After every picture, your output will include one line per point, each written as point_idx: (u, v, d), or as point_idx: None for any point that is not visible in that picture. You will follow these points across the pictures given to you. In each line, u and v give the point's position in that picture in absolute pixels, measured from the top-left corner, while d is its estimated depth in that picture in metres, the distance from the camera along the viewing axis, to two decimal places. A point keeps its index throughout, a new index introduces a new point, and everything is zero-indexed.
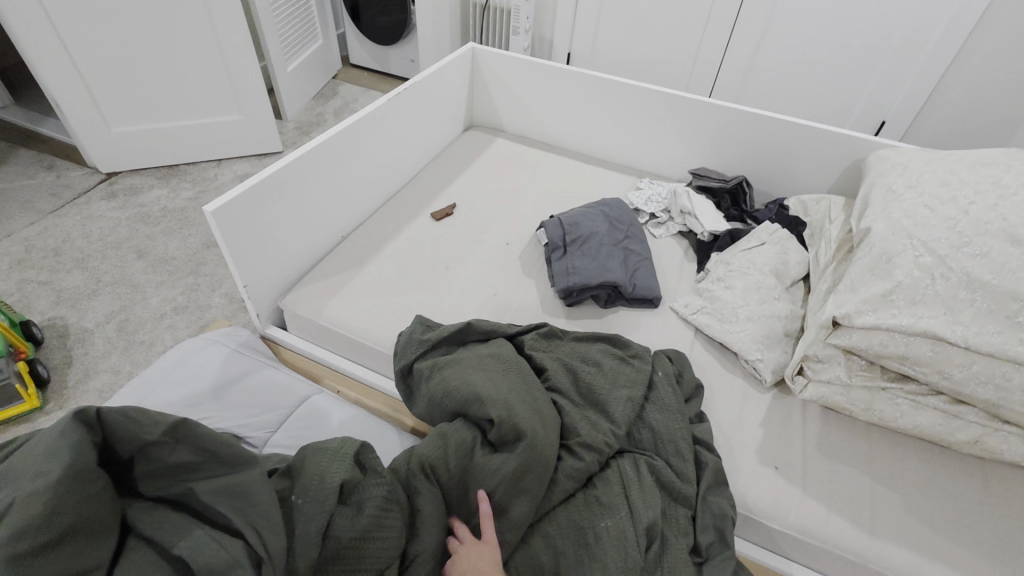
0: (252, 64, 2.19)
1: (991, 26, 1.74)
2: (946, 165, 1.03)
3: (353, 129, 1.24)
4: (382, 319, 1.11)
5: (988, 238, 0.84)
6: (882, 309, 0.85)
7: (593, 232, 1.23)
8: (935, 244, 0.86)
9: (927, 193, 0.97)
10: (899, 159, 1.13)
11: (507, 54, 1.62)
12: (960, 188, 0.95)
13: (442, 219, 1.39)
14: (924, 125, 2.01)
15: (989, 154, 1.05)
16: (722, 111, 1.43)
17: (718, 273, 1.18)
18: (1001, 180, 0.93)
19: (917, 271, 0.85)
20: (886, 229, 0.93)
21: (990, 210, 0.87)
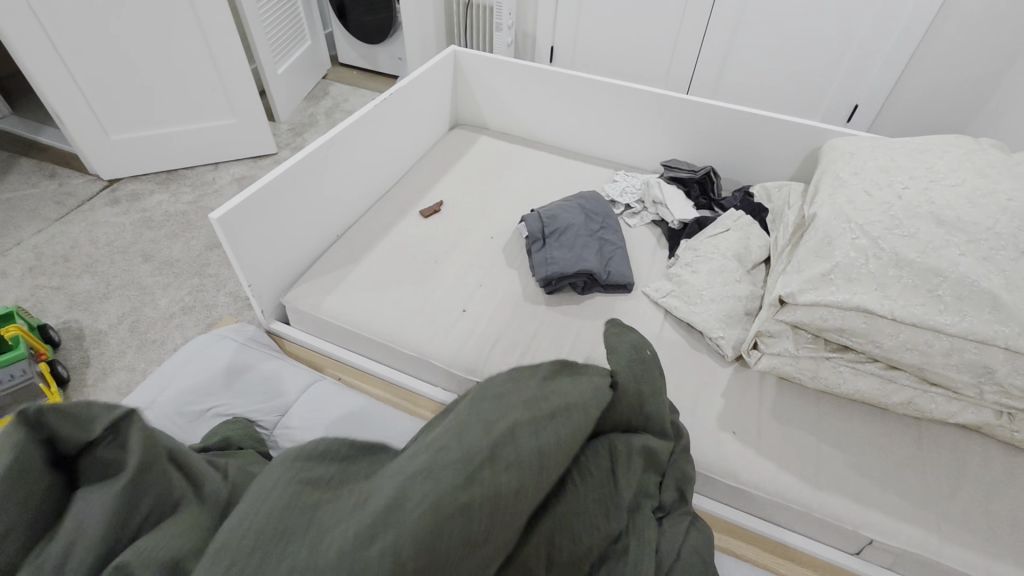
0: (243, 68, 2.26)
1: (951, 15, 1.81)
2: (888, 153, 1.13)
3: (344, 136, 1.33)
4: (376, 311, 1.21)
5: (915, 222, 0.94)
6: (822, 287, 0.95)
7: (569, 224, 1.32)
8: (869, 228, 0.96)
9: (867, 180, 1.07)
10: (849, 147, 1.22)
11: (487, 56, 1.70)
12: (896, 175, 1.04)
13: (430, 216, 1.48)
14: (893, 111, 2.09)
15: (927, 142, 1.15)
16: (691, 105, 1.51)
17: (686, 259, 1.28)
18: (933, 168, 1.03)
19: (853, 253, 0.95)
20: (829, 214, 1.03)
21: (919, 195, 0.98)
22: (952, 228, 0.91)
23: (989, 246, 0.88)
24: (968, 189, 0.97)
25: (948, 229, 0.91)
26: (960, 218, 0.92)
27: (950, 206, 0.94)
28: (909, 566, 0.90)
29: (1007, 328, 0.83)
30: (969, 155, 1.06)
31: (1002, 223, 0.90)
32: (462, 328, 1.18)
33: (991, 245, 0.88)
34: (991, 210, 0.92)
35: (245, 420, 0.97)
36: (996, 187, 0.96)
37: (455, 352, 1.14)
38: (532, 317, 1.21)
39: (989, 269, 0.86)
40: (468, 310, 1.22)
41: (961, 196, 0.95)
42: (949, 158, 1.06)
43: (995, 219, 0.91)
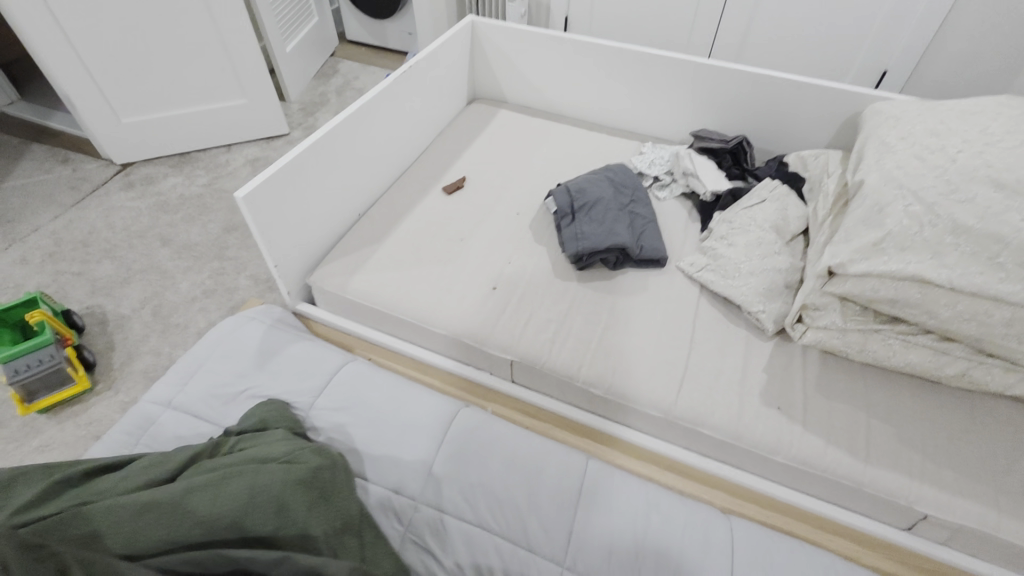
0: (253, 47, 2.20)
1: None
2: (938, 115, 1.08)
3: (363, 112, 1.29)
4: (405, 290, 1.18)
5: (973, 185, 0.89)
6: (874, 257, 0.91)
7: (600, 198, 1.28)
8: (923, 193, 0.92)
9: (917, 144, 1.02)
10: (893, 111, 1.17)
11: (506, 26, 1.63)
12: (948, 138, 1.00)
13: (453, 192, 1.44)
14: (927, 74, 2.02)
15: (978, 103, 1.09)
16: (722, 71, 1.45)
17: (721, 232, 1.25)
18: (990, 131, 0.98)
19: (907, 220, 0.90)
20: (877, 180, 0.99)
21: (976, 158, 0.93)
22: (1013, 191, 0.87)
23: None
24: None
25: (1009, 192, 0.87)
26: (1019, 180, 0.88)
27: (1010, 170, 0.90)
28: (963, 540, 0.88)
29: None
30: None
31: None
32: (493, 307, 1.16)
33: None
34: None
35: (279, 402, 0.95)
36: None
37: (487, 331, 1.11)
38: (563, 294, 1.19)
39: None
40: (498, 287, 1.20)
41: (1020, 158, 0.91)
42: (1004, 119, 1.01)
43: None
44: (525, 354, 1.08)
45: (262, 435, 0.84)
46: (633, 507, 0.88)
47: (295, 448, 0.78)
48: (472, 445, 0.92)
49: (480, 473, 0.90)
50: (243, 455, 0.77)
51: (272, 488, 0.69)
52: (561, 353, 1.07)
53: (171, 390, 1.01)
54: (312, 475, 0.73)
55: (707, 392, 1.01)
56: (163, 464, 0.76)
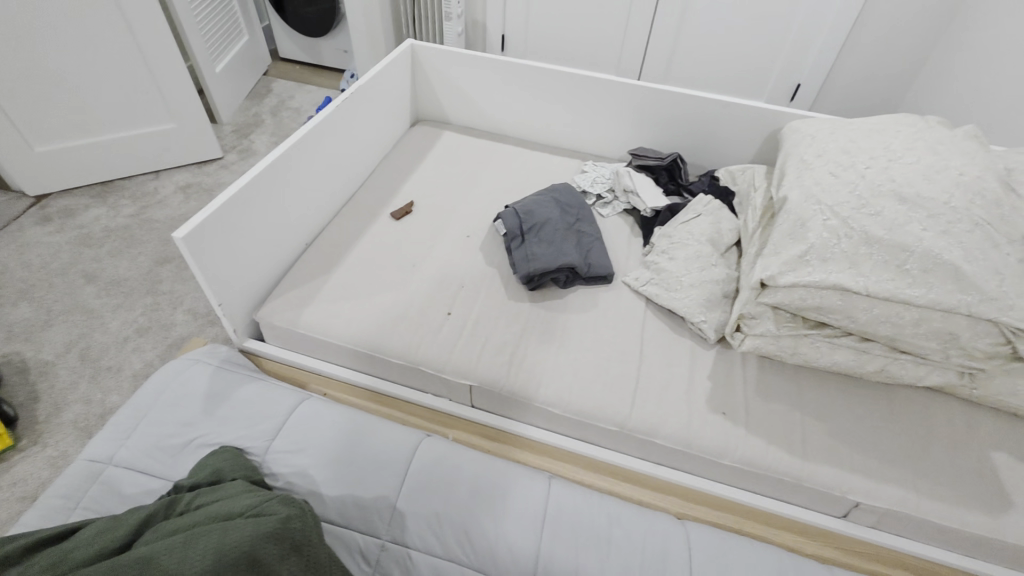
0: (179, 69, 2.11)
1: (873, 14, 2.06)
2: (847, 133, 1.19)
3: (303, 142, 1.27)
4: (358, 321, 1.17)
5: (881, 200, 1.00)
6: (800, 268, 0.98)
7: (548, 218, 1.31)
8: (838, 208, 1.01)
9: (830, 162, 1.11)
10: (808, 130, 1.28)
11: (446, 49, 1.65)
12: (857, 156, 1.10)
13: (402, 217, 1.44)
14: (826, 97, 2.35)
15: (878, 122, 1.21)
16: (654, 93, 1.53)
17: (662, 247, 1.32)
18: (890, 148, 1.10)
19: (826, 233, 0.99)
20: (799, 196, 1.07)
21: (881, 174, 1.03)
22: (914, 204, 0.98)
23: (947, 219, 0.95)
24: (923, 167, 1.03)
25: (910, 205, 0.98)
26: (918, 193, 0.99)
27: (909, 185, 1.00)
28: (891, 523, 0.97)
29: (969, 296, 0.89)
30: (919, 134, 1.13)
31: (955, 199, 0.97)
32: (449, 333, 1.16)
33: (947, 218, 0.95)
34: (944, 185, 0.99)
35: (233, 449, 0.91)
36: (945, 163, 1.03)
37: (443, 358, 1.11)
38: (517, 315, 1.21)
39: (946, 241, 0.93)
40: (453, 313, 1.20)
41: (917, 174, 1.02)
42: (900, 138, 1.12)
43: (949, 194, 0.98)
44: (483, 379, 1.09)
45: (222, 489, 0.80)
46: (596, 523, 0.91)
47: (261, 499, 0.75)
48: (436, 477, 0.92)
49: (444, 505, 0.90)
50: (205, 513, 0.73)
51: (240, 543, 0.66)
52: (519, 376, 1.09)
53: (110, 445, 0.95)
54: (282, 526, 0.71)
55: (659, 402, 1.06)
56: (119, 529, 0.72)
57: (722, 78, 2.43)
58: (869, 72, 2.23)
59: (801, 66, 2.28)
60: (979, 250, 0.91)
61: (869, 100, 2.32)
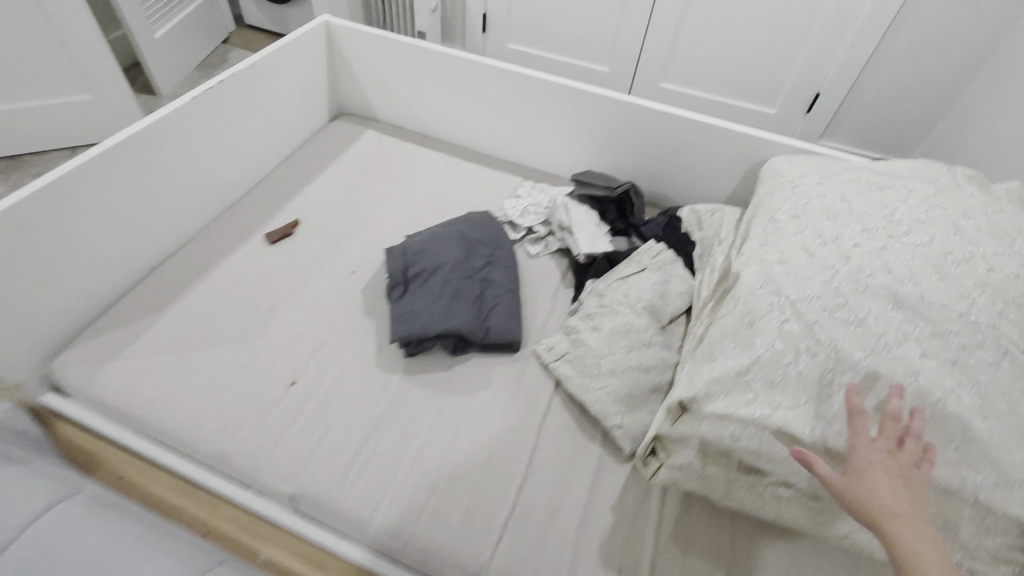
0: (96, 39, 1.84)
1: (908, 22, 1.75)
2: (839, 185, 0.85)
3: (131, 143, 1.01)
4: (174, 389, 0.92)
5: (864, 301, 0.68)
6: (735, 393, 0.68)
7: (441, 263, 1.01)
8: (804, 305, 0.70)
9: (807, 227, 0.79)
10: (790, 173, 0.93)
11: (364, 30, 1.33)
12: (845, 222, 0.77)
13: (278, 241, 1.16)
14: (847, 116, 2.04)
15: (885, 172, 0.88)
16: (612, 104, 1.21)
17: (589, 309, 1.02)
18: (894, 215, 0.77)
19: (779, 343, 0.68)
20: (753, 276, 0.75)
21: (874, 259, 0.72)
22: (912, 313, 0.66)
23: (959, 344, 0.64)
24: (936, 253, 0.71)
25: (905, 314, 0.66)
26: (923, 297, 0.67)
27: (912, 281, 0.68)
28: None
29: (980, 476, 0.59)
30: (940, 197, 0.79)
31: (979, 313, 0.65)
32: (282, 417, 0.90)
33: (957, 341, 0.64)
34: (964, 287, 0.67)
35: None
36: (972, 248, 0.71)
37: (266, 453, 0.87)
38: (383, 392, 0.95)
39: (951, 382, 0.62)
40: (297, 383, 0.94)
41: (926, 263, 0.70)
42: (912, 200, 0.79)
43: (969, 304, 0.66)
44: (308, 488, 0.84)
45: None
46: None
47: None
48: None
49: None
50: None
51: None
52: (356, 488, 0.84)
53: None
54: None
55: (537, 543, 0.80)
56: None
57: (728, 82, 2.10)
58: (900, 85, 1.89)
59: (823, 71, 1.92)
60: (1004, 397, 0.61)
61: (900, 117, 1.96)
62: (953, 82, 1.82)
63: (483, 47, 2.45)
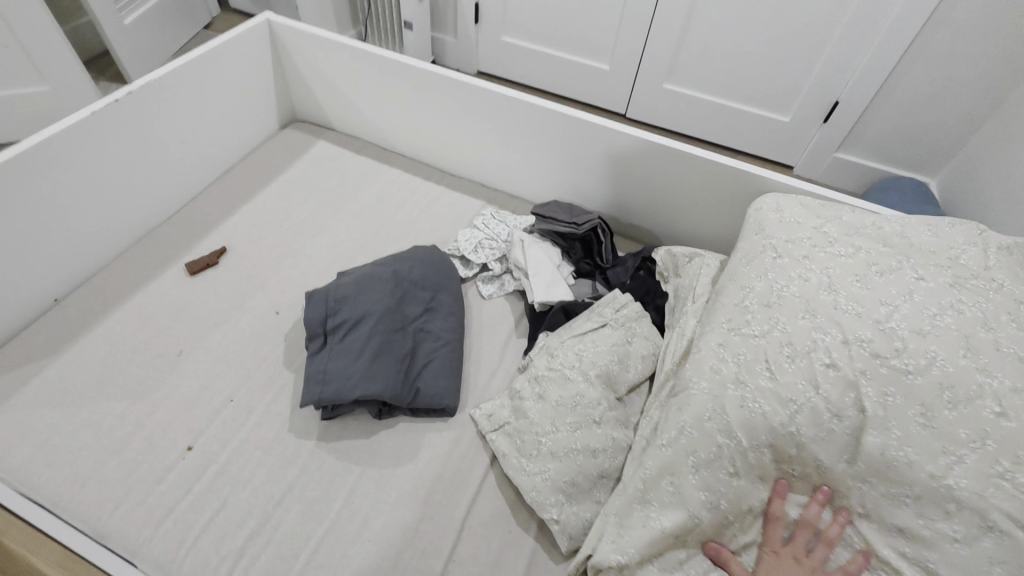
0: (53, 29, 1.65)
1: (945, 21, 1.50)
2: (830, 262, 0.70)
3: (36, 156, 0.89)
4: (51, 452, 0.80)
5: (816, 452, 0.61)
6: (668, 556, 0.64)
7: (366, 312, 0.87)
8: (751, 455, 0.62)
9: (777, 323, 0.66)
10: (773, 235, 0.77)
11: (310, 30, 1.19)
12: (827, 325, 0.64)
13: (199, 272, 1.03)
14: (870, 125, 1.80)
15: (894, 249, 0.71)
16: (582, 125, 1.06)
17: (537, 369, 0.88)
18: (888, 320, 0.62)
19: (719, 503, 0.63)
20: (701, 399, 0.65)
21: (847, 391, 0.60)
22: (865, 470, 0.60)
23: (913, 511, 0.58)
24: (929, 384, 0.58)
25: (860, 470, 0.60)
26: (888, 452, 0.58)
27: (881, 428, 0.59)
28: None
29: None
30: (953, 292, 0.64)
31: (963, 477, 0.55)
32: (172, 487, 0.78)
33: (912, 506, 0.57)
34: (954, 441, 0.56)
35: None
36: (983, 379, 0.57)
37: (147, 534, 0.74)
38: (291, 460, 0.82)
39: (889, 548, 0.59)
40: (194, 449, 0.82)
41: (910, 401, 0.58)
42: (920, 297, 0.63)
43: (952, 464, 0.55)
44: None
45: None
46: None
47: None
48: None
49: None
50: None
51: None
52: None
53: None
54: None
55: None
56: None
57: (737, 87, 1.91)
58: (932, 93, 1.64)
59: (844, 77, 1.72)
60: None
61: (930, 132, 1.72)
62: (994, 89, 1.56)
63: (475, 41, 2.28)
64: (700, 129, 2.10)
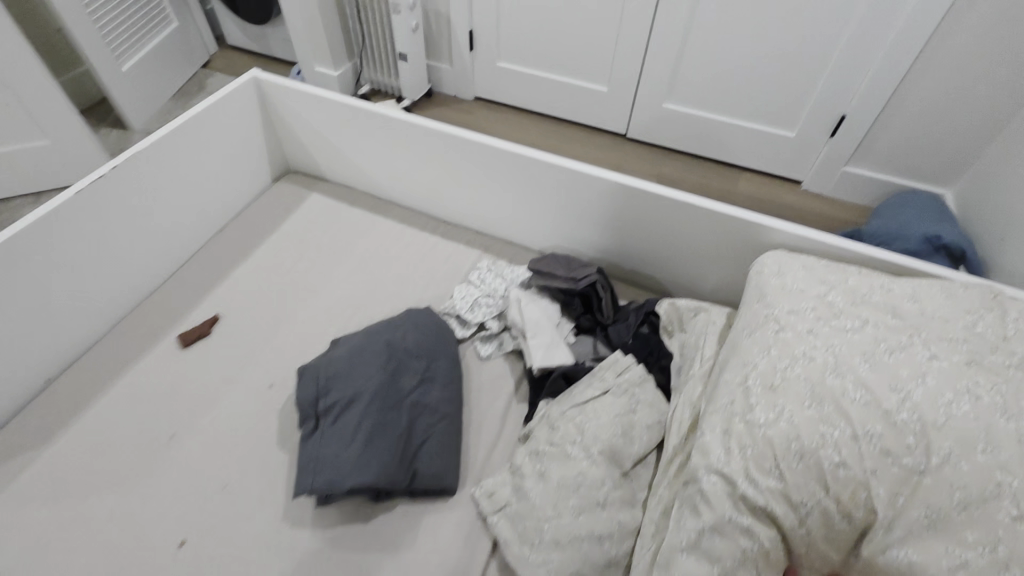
0: (51, 87, 1.65)
1: (955, 27, 1.42)
2: (841, 341, 0.65)
3: (22, 243, 0.88)
4: (41, 555, 0.77)
5: (825, 550, 0.58)
6: None
7: (358, 392, 0.84)
8: (768, 556, 0.58)
9: (783, 412, 0.61)
10: (776, 306, 0.73)
11: (297, 86, 1.18)
12: (835, 417, 0.59)
13: (193, 343, 1.02)
14: (880, 137, 1.72)
15: (903, 320, 0.67)
16: (576, 176, 1.03)
17: (539, 443, 0.84)
18: (899, 407, 0.58)
19: None
20: (716, 501, 0.60)
21: (858, 490, 0.56)
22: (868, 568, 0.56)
23: None
24: (939, 485, 0.54)
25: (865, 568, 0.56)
26: (885, 552, 0.54)
27: (884, 527, 0.55)
28: None
29: None
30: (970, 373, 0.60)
31: None
32: None
33: None
34: (959, 544, 0.51)
35: None
36: (1001, 478, 0.52)
37: None
38: (286, 553, 0.79)
39: None
40: (186, 543, 0.79)
41: (915, 503, 0.54)
42: (932, 379, 0.60)
43: (957, 568, 0.50)
44: None
45: None
46: None
47: None
48: None
49: None
50: None
51: None
52: None
53: None
54: None
55: None
56: None
57: (741, 99, 1.85)
58: (944, 102, 1.57)
59: (852, 90, 1.66)
60: None
61: (944, 142, 1.64)
62: (1009, 92, 1.47)
63: (471, 67, 2.24)
64: (704, 147, 2.04)
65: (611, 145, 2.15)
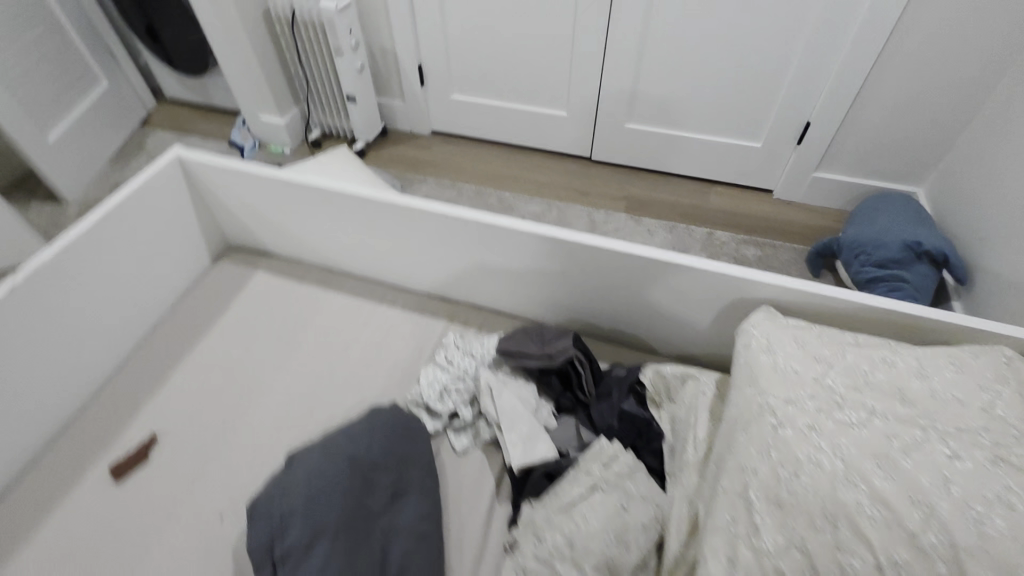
0: None
1: (910, 31, 1.38)
2: (848, 440, 0.58)
3: None
4: None
5: None
6: None
7: (319, 531, 0.74)
8: None
9: (795, 540, 0.55)
10: (773, 394, 0.64)
11: (223, 162, 1.08)
12: (853, 542, 0.52)
13: (123, 478, 0.90)
14: (846, 143, 1.68)
15: (912, 407, 0.61)
16: (538, 239, 0.94)
17: (523, 560, 0.74)
18: (922, 528, 0.51)
19: None
20: None
21: None
22: None
23: None
24: None
25: None
26: None
27: None
28: None
29: None
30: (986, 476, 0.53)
31: None
32: None
33: None
34: None
35: None
36: None
37: None
38: None
39: None
40: None
41: None
42: (956, 487, 0.53)
43: None
44: None
45: None
46: None
47: None
48: None
49: None
50: None
51: None
52: None
53: None
54: None
55: None
56: None
57: (703, 114, 1.80)
58: (906, 104, 1.53)
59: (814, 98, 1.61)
60: None
61: (910, 142, 1.61)
62: (970, 88, 1.44)
63: (424, 102, 2.14)
64: (671, 163, 1.98)
65: (577, 169, 2.07)
